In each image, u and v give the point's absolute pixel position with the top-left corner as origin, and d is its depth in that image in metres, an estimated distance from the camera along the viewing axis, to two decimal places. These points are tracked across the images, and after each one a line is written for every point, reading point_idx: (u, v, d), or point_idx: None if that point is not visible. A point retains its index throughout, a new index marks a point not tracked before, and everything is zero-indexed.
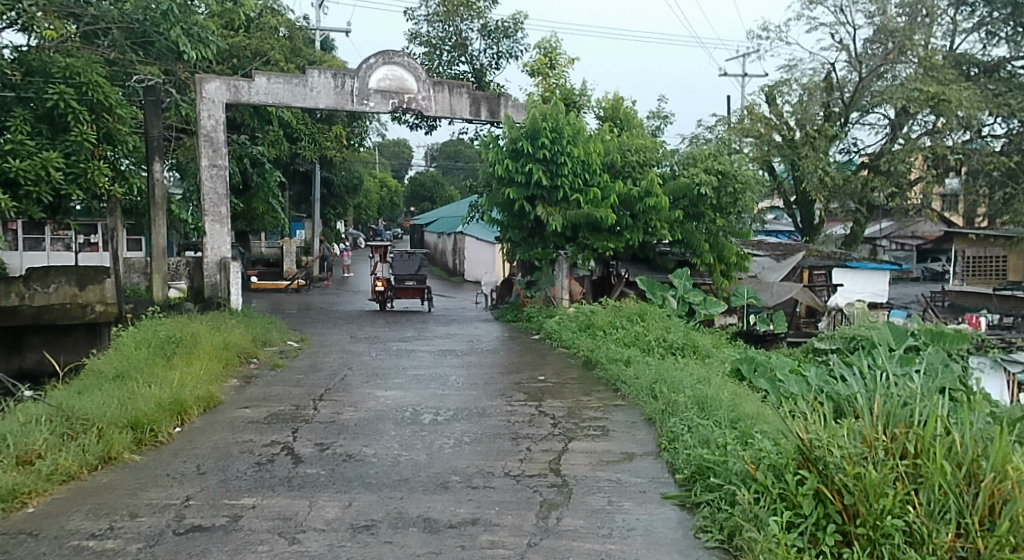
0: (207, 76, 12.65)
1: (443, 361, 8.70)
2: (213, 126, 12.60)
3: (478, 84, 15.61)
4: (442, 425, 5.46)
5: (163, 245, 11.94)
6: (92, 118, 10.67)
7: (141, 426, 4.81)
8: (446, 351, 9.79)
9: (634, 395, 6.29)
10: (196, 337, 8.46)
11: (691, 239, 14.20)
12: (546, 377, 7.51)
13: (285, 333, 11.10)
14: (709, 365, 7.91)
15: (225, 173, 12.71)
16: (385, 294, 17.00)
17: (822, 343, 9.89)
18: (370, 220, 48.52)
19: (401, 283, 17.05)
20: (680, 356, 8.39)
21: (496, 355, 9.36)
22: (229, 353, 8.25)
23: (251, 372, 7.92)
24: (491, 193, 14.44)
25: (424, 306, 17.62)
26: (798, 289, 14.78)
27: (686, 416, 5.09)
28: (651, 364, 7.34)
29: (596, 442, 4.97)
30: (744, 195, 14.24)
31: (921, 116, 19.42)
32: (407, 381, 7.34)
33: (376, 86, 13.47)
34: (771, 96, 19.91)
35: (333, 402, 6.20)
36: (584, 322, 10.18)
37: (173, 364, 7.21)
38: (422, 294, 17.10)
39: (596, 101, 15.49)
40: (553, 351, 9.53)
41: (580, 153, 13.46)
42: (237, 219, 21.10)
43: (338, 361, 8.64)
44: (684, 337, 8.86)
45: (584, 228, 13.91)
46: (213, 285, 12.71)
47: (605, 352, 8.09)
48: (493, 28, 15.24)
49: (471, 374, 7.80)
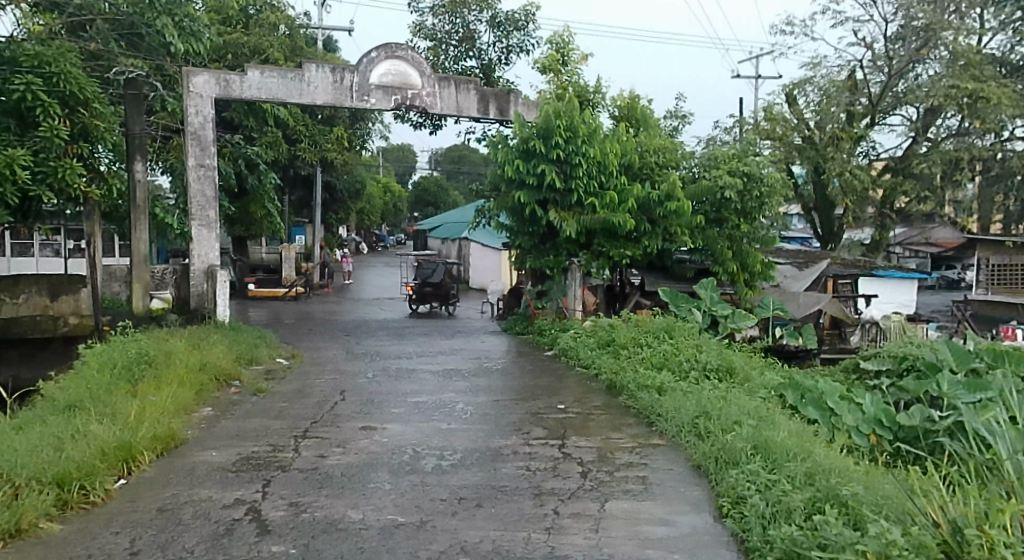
0: (195, 70, 11.72)
1: (447, 385, 7.71)
2: (201, 123, 11.66)
3: (486, 80, 14.68)
4: (447, 475, 4.48)
5: (145, 250, 11.00)
6: (65, 113, 9.80)
7: (67, 484, 3.84)
8: (451, 371, 8.83)
9: (675, 434, 5.34)
10: (170, 357, 7.51)
11: (713, 246, 13.28)
12: (566, 407, 6.55)
13: (274, 349, 10.14)
14: (751, 392, 6.95)
15: (213, 174, 11.76)
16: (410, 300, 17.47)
17: (869, 364, 8.86)
18: (373, 227, 47.82)
19: (423, 290, 17.37)
20: (715, 379, 7.42)
21: (506, 376, 8.38)
22: (205, 376, 7.28)
23: (229, 399, 6.91)
24: (501, 196, 13.60)
25: (450, 312, 17.61)
26: (828, 300, 13.67)
27: (750, 467, 4.14)
28: (689, 392, 6.37)
29: (639, 503, 3.99)
30: (770, 200, 13.26)
31: (947, 117, 18.47)
32: (407, 411, 6.38)
33: (377, 82, 12.55)
34: (792, 96, 18.93)
35: (318, 441, 5.23)
36: (604, 339, 9.22)
37: (135, 392, 6.26)
38: (446, 299, 17.13)
39: (610, 99, 14.54)
40: (571, 372, 8.56)
41: (595, 154, 12.56)
42: (232, 224, 20.22)
43: (330, 384, 7.68)
44: (719, 357, 7.89)
45: (599, 234, 12.96)
46: (199, 295, 11.75)
47: (632, 376, 7.14)
48: (502, 21, 14.30)
49: (479, 401, 6.83)
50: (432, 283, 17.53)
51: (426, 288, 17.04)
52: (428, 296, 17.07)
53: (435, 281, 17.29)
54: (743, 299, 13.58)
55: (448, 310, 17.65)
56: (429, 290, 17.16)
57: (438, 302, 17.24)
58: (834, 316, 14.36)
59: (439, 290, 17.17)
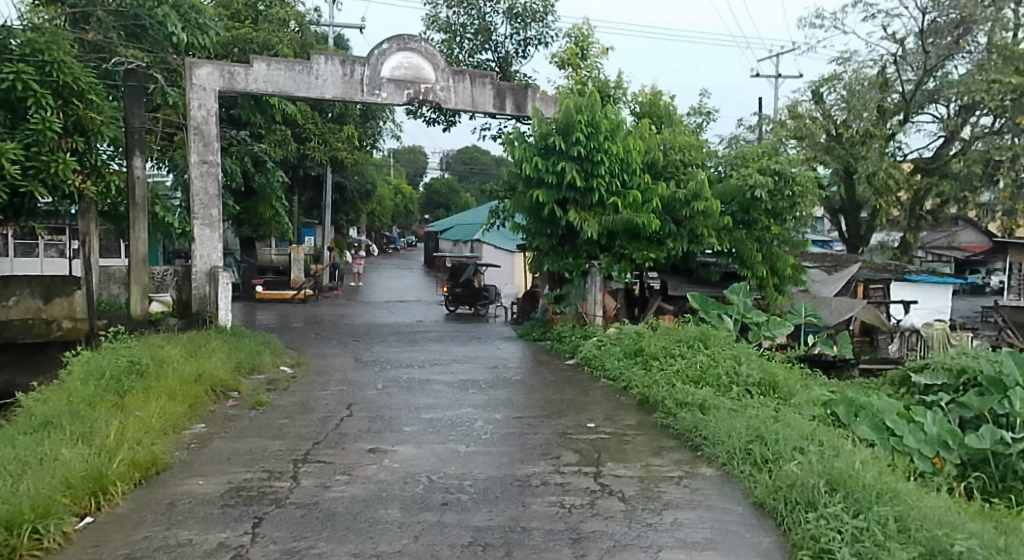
0: (198, 61, 11.15)
1: (463, 399, 7.10)
2: (204, 118, 11.08)
3: (503, 74, 14.07)
4: (469, 512, 3.85)
5: (143, 251, 10.41)
6: (59, 104, 9.24)
7: (17, 527, 3.23)
8: (467, 382, 8.19)
9: (729, 464, 4.67)
10: (163, 367, 6.90)
11: (741, 249, 12.58)
12: (597, 426, 5.91)
13: (279, 356, 9.54)
14: (801, 410, 6.29)
15: (217, 171, 11.17)
16: (446, 302, 17.66)
17: (921, 376, 8.16)
18: (385, 228, 47.32)
19: (457, 292, 17.52)
20: (759, 394, 6.77)
21: (527, 388, 7.76)
22: (200, 387, 6.67)
23: (225, 413, 6.29)
24: (517, 195, 12.96)
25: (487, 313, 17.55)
26: (863, 306, 12.92)
27: (829, 509, 3.54)
28: (736, 412, 5.70)
29: (699, 554, 3.34)
30: (803, 200, 12.52)
31: (978, 116, 17.73)
32: (420, 430, 5.76)
33: (389, 75, 11.93)
34: (819, 93, 18.17)
35: (319, 468, 4.61)
36: (632, 348, 8.58)
37: (120, 408, 5.65)
38: (480, 300, 17.17)
39: (631, 95, 13.90)
40: (596, 383, 7.92)
41: (618, 151, 11.93)
42: (241, 225, 19.67)
43: (336, 397, 7.06)
44: (760, 370, 7.24)
45: (621, 235, 12.29)
46: (202, 297, 11.14)
47: (669, 392, 6.50)
48: (519, 12, 13.67)
49: (499, 419, 6.19)
50: (466, 284, 17.59)
51: (458, 291, 17.22)
52: (460, 298, 17.24)
53: (467, 283, 17.37)
54: (772, 305, 12.90)
55: (484, 311, 17.60)
56: (461, 292, 17.29)
57: (471, 304, 17.30)
58: (865, 322, 13.73)
59: (470, 292, 17.23)
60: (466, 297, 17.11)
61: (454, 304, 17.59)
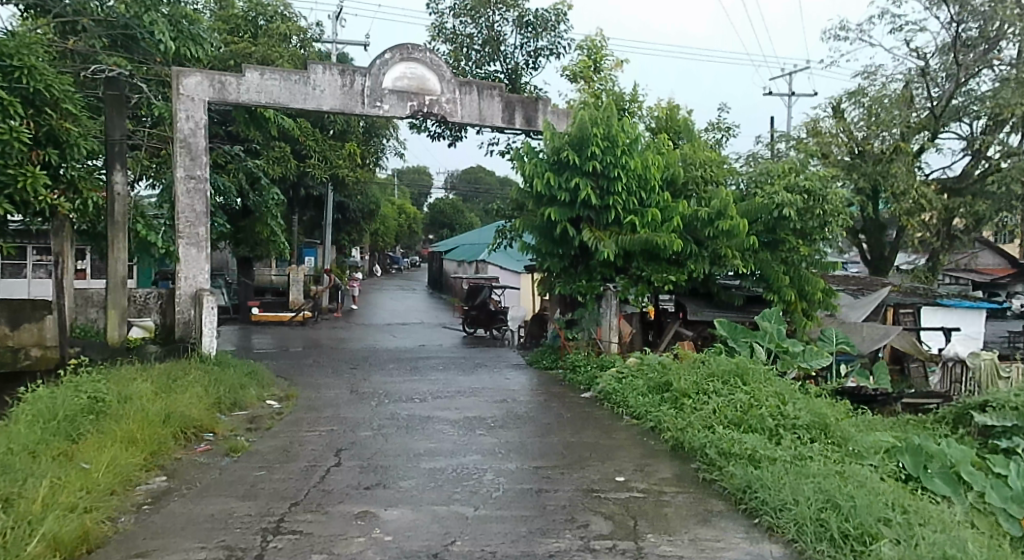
0: (186, 70, 10.34)
1: (470, 442, 6.21)
2: (191, 130, 10.26)
3: (512, 86, 13.32)
4: None
5: (124, 273, 9.58)
6: (29, 114, 8.46)
7: None
8: (473, 419, 7.31)
9: (802, 540, 3.81)
10: (127, 406, 6.05)
11: (767, 271, 11.71)
12: (629, 481, 5.02)
13: (265, 388, 8.68)
14: (865, 461, 5.42)
15: (205, 187, 10.33)
16: (463, 324, 17.03)
17: (987, 417, 7.26)
18: (388, 247, 46.79)
19: (475, 313, 16.89)
20: (810, 438, 5.89)
21: (541, 428, 6.89)
22: (167, 429, 5.81)
23: (193, 461, 5.43)
24: (527, 213, 12.14)
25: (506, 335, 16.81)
26: (898, 333, 12.02)
27: None
28: (795, 467, 4.83)
29: None
30: (834, 220, 11.69)
31: (1006, 135, 16.82)
32: (421, 485, 4.88)
33: (392, 86, 11.16)
34: (840, 109, 17.38)
35: (293, 543, 3.73)
36: (657, 382, 7.70)
37: (64, 459, 4.82)
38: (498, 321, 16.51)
39: (647, 109, 13.15)
40: (619, 423, 7.05)
41: (636, 166, 11.10)
42: (237, 244, 18.90)
43: (326, 441, 6.18)
44: (808, 410, 6.36)
45: (638, 256, 11.45)
46: (185, 322, 10.29)
47: (709, 437, 5.63)
48: (530, 21, 12.92)
49: (513, 470, 5.31)
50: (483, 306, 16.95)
51: (474, 312, 16.62)
52: (478, 319, 16.62)
53: (483, 304, 16.72)
54: (800, 331, 12.01)
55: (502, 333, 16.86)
56: (477, 314, 16.67)
57: (488, 325, 16.63)
58: (897, 349, 12.78)
59: (487, 313, 16.59)
60: (483, 318, 16.49)
61: (472, 326, 16.95)
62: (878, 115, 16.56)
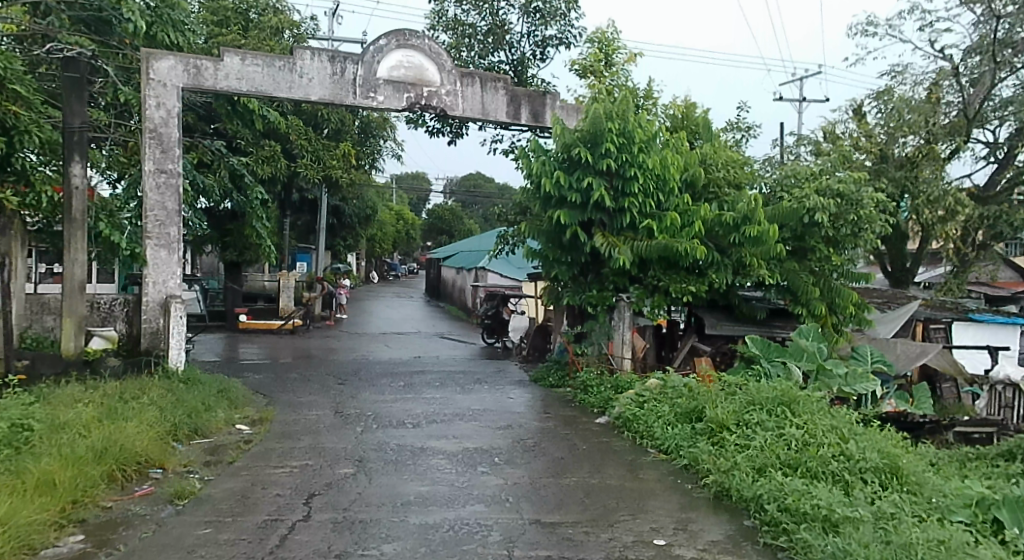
0: (157, 53, 9.29)
1: (471, 486, 5.14)
2: (162, 119, 9.20)
3: (518, 79, 12.33)
4: None
5: (79, 277, 8.35)
6: None
7: None
8: (474, 452, 6.26)
9: None
10: (54, 439, 4.96)
11: (795, 282, 10.64)
12: (673, 547, 3.95)
13: (236, 410, 7.63)
14: (959, 521, 4.34)
15: (177, 183, 9.28)
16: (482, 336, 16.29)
17: None
18: (385, 254, 45.90)
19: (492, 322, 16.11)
20: (882, 488, 4.83)
21: (554, 465, 5.84)
22: (99, 466, 4.75)
23: (125, 511, 4.37)
24: (534, 216, 11.12)
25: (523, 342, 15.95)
26: (937, 351, 10.95)
27: None
28: (886, 534, 3.78)
29: None
30: (868, 227, 10.68)
31: None
32: (408, 551, 3.82)
33: (387, 76, 10.15)
34: (863, 111, 16.38)
35: None
36: (686, 410, 6.65)
37: None
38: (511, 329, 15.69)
39: (663, 106, 12.16)
40: (646, 459, 6.00)
41: (655, 165, 10.07)
42: (224, 248, 17.86)
43: (297, 482, 5.13)
44: (873, 449, 5.30)
45: (655, 263, 10.41)
46: (152, 333, 9.25)
47: (766, 485, 4.58)
48: (538, 8, 11.91)
49: (525, 527, 4.24)
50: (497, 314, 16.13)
51: (487, 322, 15.87)
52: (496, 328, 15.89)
53: (494, 312, 15.91)
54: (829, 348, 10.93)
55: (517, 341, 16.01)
56: (491, 323, 15.90)
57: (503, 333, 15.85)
58: (933, 369, 11.70)
59: (499, 321, 15.81)
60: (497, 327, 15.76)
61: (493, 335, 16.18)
62: (904, 117, 15.60)
